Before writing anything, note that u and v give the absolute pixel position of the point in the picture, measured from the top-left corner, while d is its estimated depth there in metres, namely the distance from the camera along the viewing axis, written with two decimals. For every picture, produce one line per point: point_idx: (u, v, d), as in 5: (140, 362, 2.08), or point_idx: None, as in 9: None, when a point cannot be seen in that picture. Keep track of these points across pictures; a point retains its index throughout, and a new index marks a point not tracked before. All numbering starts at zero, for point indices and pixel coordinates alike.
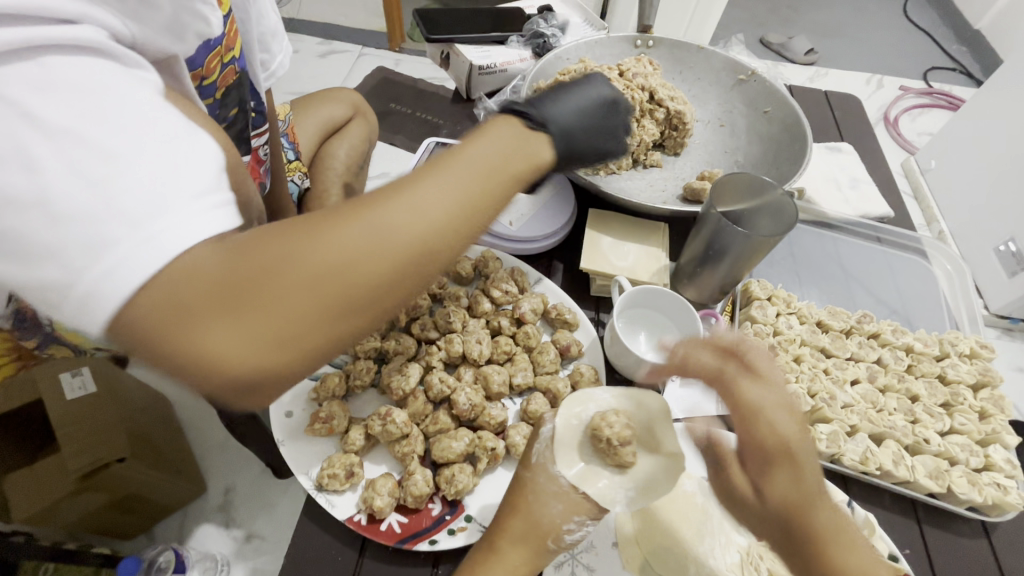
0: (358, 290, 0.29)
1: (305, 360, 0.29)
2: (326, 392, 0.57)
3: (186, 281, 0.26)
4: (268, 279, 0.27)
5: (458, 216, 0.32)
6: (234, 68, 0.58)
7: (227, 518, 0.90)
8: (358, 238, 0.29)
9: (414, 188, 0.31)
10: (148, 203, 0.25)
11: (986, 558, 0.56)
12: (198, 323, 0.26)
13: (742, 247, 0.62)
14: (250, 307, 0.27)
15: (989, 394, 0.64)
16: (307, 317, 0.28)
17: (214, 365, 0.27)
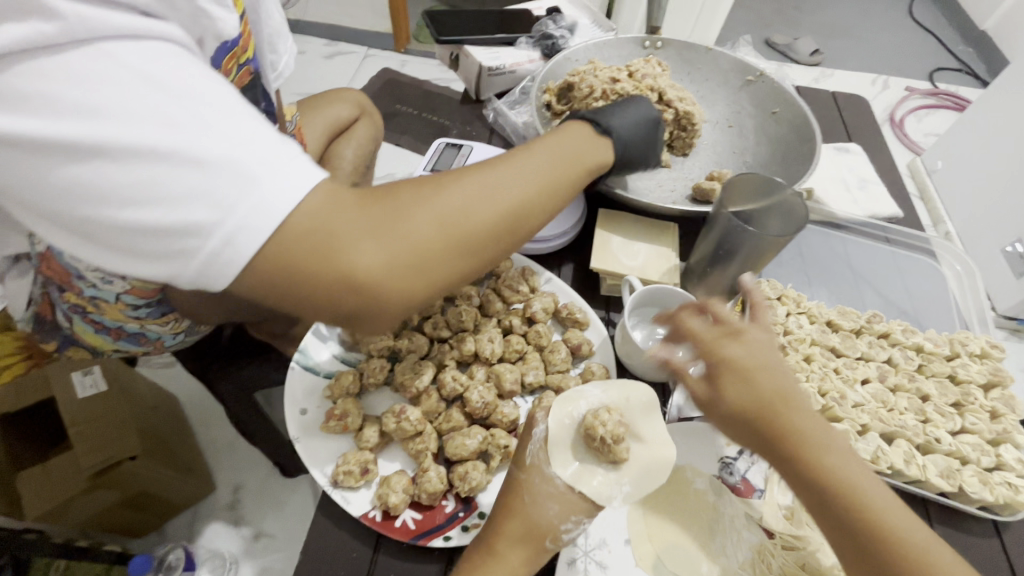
0: (466, 231, 0.42)
1: (423, 281, 0.41)
2: (341, 390, 0.58)
3: (354, 209, 0.39)
4: (408, 214, 0.40)
5: (528, 193, 0.45)
6: (249, 70, 0.60)
7: (235, 517, 0.91)
8: (466, 195, 0.43)
9: (498, 175, 0.45)
10: (264, 148, 0.36)
11: (997, 558, 0.56)
12: (359, 237, 0.38)
13: (752, 247, 0.62)
14: (394, 232, 0.39)
15: (1000, 394, 0.64)
16: (431, 244, 0.40)
17: (366, 272, 0.38)
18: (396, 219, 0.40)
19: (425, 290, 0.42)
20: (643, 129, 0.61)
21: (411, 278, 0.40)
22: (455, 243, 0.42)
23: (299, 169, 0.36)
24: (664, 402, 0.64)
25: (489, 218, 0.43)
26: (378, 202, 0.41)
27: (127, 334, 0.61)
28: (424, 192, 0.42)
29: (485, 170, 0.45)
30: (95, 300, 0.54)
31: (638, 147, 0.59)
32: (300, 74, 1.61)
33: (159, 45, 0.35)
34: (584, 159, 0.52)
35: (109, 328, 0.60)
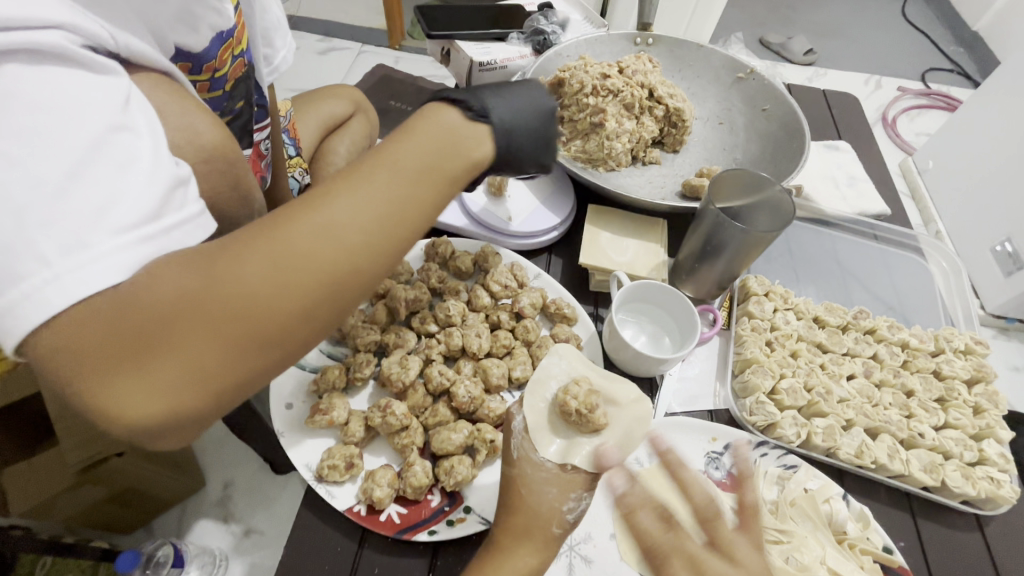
0: (259, 330, 0.30)
1: (230, 389, 0.31)
2: (327, 384, 0.58)
3: (88, 327, 0.27)
4: (183, 312, 0.29)
5: (374, 233, 0.33)
6: (243, 61, 0.57)
7: (226, 513, 0.91)
8: (257, 275, 0.30)
9: (327, 210, 0.32)
10: (73, 232, 0.26)
11: (978, 552, 0.57)
12: (98, 371, 0.28)
13: (739, 242, 0.63)
14: (148, 356, 0.28)
15: (983, 389, 0.65)
16: (204, 361, 0.29)
17: (132, 406, 0.28)
18: (149, 335, 0.28)
19: (233, 402, 0.32)
20: (539, 121, 0.44)
21: (195, 409, 0.30)
22: (245, 348, 0.30)
23: (96, 265, 0.27)
24: (651, 396, 0.64)
25: (301, 306, 0.31)
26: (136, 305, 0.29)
27: None
28: (200, 275, 0.29)
29: (296, 226, 0.32)
30: None
31: (526, 147, 0.42)
32: (294, 70, 1.60)
33: (28, 70, 0.27)
34: (460, 159, 0.38)
35: None
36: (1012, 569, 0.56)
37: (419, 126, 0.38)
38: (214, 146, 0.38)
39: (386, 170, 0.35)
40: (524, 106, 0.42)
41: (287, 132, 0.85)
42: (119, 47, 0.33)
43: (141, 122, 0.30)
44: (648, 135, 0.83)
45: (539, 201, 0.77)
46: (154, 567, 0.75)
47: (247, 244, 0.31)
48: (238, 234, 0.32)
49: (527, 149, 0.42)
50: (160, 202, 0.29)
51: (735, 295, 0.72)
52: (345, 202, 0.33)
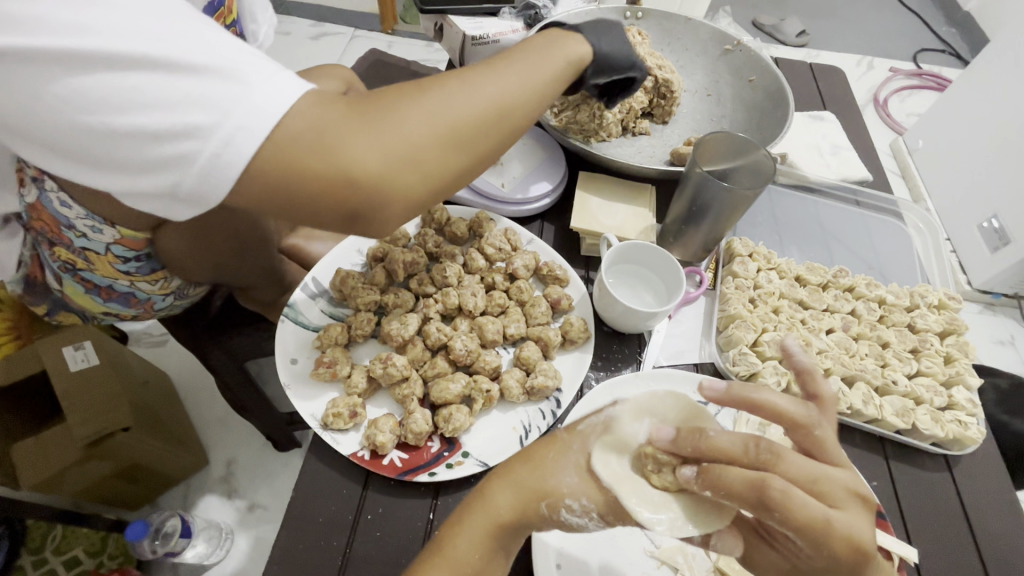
0: (450, 124, 0.42)
1: (420, 171, 0.42)
2: (330, 340, 0.61)
3: (337, 113, 0.40)
4: (399, 111, 0.41)
5: (522, 81, 0.46)
6: (235, 30, 0.63)
7: (228, 489, 0.95)
8: (447, 93, 0.43)
9: (491, 65, 0.46)
10: (250, 69, 0.38)
11: (946, 489, 0.60)
12: (348, 137, 0.39)
13: (723, 202, 0.65)
14: (369, 135, 0.40)
15: (955, 340, 0.69)
16: (415, 140, 0.41)
17: (355, 167, 0.39)
18: (379, 118, 0.41)
19: (416, 189, 0.43)
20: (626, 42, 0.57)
21: (402, 174, 0.41)
22: (440, 137, 0.42)
23: (295, 78, 0.39)
24: (639, 351, 0.67)
25: (472, 116, 0.43)
26: (360, 105, 0.42)
27: (117, 295, 0.63)
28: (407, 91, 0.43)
29: (466, 70, 0.45)
30: (85, 250, 0.54)
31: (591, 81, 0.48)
32: (288, 55, 1.60)
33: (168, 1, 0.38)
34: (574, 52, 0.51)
35: (99, 288, 0.61)
36: (977, 506, 0.59)
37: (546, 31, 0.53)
38: None
39: (522, 49, 0.49)
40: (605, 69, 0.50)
41: None
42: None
43: None
44: (637, 105, 0.86)
45: (532, 170, 0.80)
46: (163, 538, 0.78)
47: (435, 78, 0.44)
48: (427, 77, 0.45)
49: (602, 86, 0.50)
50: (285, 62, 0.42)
51: (721, 257, 0.75)
52: (504, 62, 0.47)
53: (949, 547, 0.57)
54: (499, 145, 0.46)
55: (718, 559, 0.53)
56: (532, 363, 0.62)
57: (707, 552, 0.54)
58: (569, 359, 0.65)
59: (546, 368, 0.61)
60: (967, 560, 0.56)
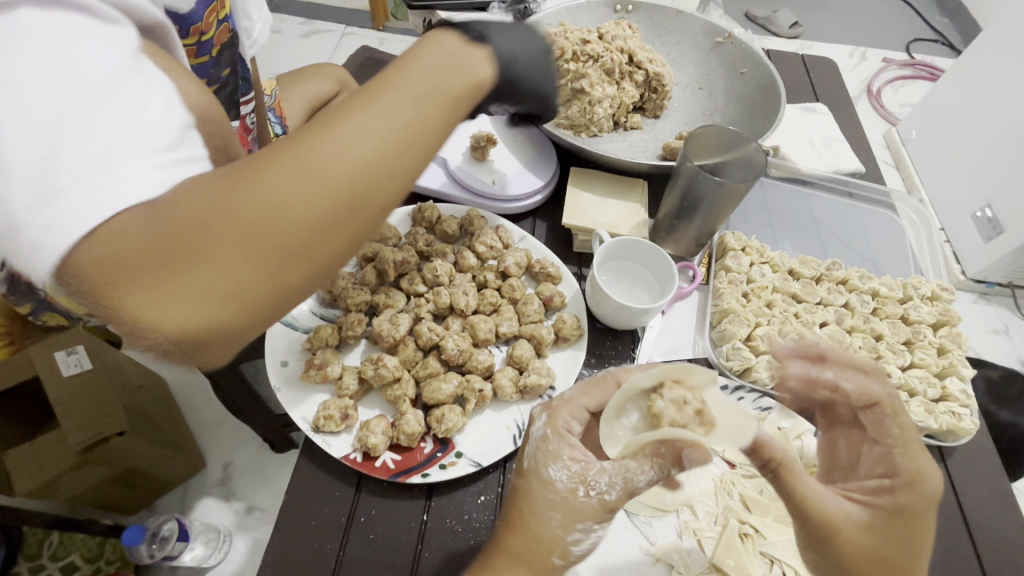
0: (289, 239, 0.30)
1: (255, 308, 0.30)
2: (320, 342, 0.60)
3: (122, 237, 0.28)
4: (203, 228, 0.28)
5: (392, 146, 0.33)
6: (228, 27, 0.60)
7: (227, 492, 0.92)
8: (279, 186, 0.30)
9: (345, 122, 0.32)
10: (100, 151, 0.27)
11: (941, 481, 0.60)
12: (138, 278, 0.28)
13: (715, 196, 0.65)
14: (164, 275, 0.28)
15: (948, 331, 0.69)
16: (239, 270, 0.29)
17: (150, 324, 0.28)
18: (182, 242, 0.28)
19: (258, 326, 0.32)
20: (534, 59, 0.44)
21: (227, 318, 0.30)
22: (278, 258, 0.30)
23: (129, 184, 0.27)
24: (632, 347, 0.67)
25: (321, 218, 0.30)
26: (145, 218, 0.28)
27: None
28: (222, 188, 0.29)
29: (313, 138, 0.31)
30: None
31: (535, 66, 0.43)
32: (278, 53, 1.59)
33: (44, 13, 0.28)
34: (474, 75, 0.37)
35: None
36: (971, 496, 0.60)
37: (431, 41, 0.37)
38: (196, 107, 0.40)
39: (400, 83, 0.34)
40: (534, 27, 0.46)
41: (273, 111, 0.85)
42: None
43: (152, 67, 0.31)
44: (628, 99, 0.85)
45: (523, 166, 0.79)
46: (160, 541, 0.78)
47: (269, 156, 0.31)
48: (256, 150, 0.32)
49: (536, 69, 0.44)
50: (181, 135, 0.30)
51: (714, 252, 0.75)
52: (363, 116, 0.32)
53: (944, 539, 0.57)
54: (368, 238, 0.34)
55: (713, 555, 0.53)
56: (525, 362, 0.62)
57: (702, 549, 0.53)
58: (562, 357, 0.65)
59: (539, 366, 0.61)
60: (962, 550, 0.56)
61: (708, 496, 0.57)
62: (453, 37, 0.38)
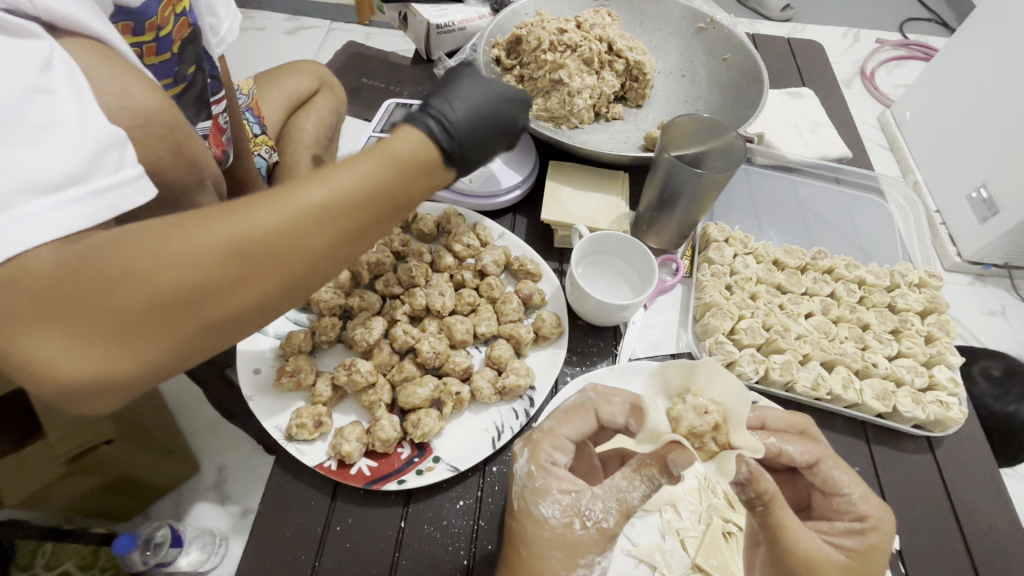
0: (201, 310, 0.30)
1: (160, 367, 0.31)
2: (293, 348, 0.59)
3: (33, 282, 0.28)
4: (114, 290, 0.29)
5: (323, 234, 0.33)
6: (188, 21, 0.58)
7: (221, 496, 0.77)
8: (205, 254, 0.30)
9: (285, 201, 0.33)
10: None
11: (929, 471, 0.59)
12: (36, 325, 0.28)
13: (694, 187, 0.63)
14: (69, 327, 0.28)
15: (936, 318, 0.67)
16: (147, 332, 0.30)
17: (48, 368, 0.29)
18: (88, 296, 0.28)
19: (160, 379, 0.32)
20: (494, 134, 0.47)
21: (131, 375, 0.30)
22: (189, 326, 0.31)
23: (29, 222, 0.28)
24: (614, 343, 0.66)
25: (237, 295, 0.31)
26: (61, 265, 0.29)
27: None
28: (142, 247, 0.30)
29: (244, 217, 0.32)
30: None
31: (474, 142, 0.44)
32: (260, 51, 1.56)
33: None
34: (421, 176, 0.38)
35: None
36: (962, 487, 0.58)
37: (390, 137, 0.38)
38: (148, 112, 0.38)
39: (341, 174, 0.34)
40: (478, 104, 0.46)
41: (250, 111, 0.84)
42: (37, 10, 0.32)
43: (65, 83, 0.31)
44: (609, 90, 0.83)
45: (501, 161, 0.77)
46: (155, 549, 0.66)
47: (201, 220, 0.31)
48: (191, 211, 0.32)
49: (475, 143, 0.44)
50: (87, 164, 0.30)
51: (697, 243, 0.74)
52: (303, 200, 0.33)
53: (932, 532, 0.56)
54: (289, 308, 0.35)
55: (696, 555, 0.52)
56: (503, 362, 0.60)
57: (685, 549, 0.53)
58: (542, 356, 0.63)
59: (517, 366, 0.59)
60: (950, 542, 0.55)
61: (691, 495, 0.56)
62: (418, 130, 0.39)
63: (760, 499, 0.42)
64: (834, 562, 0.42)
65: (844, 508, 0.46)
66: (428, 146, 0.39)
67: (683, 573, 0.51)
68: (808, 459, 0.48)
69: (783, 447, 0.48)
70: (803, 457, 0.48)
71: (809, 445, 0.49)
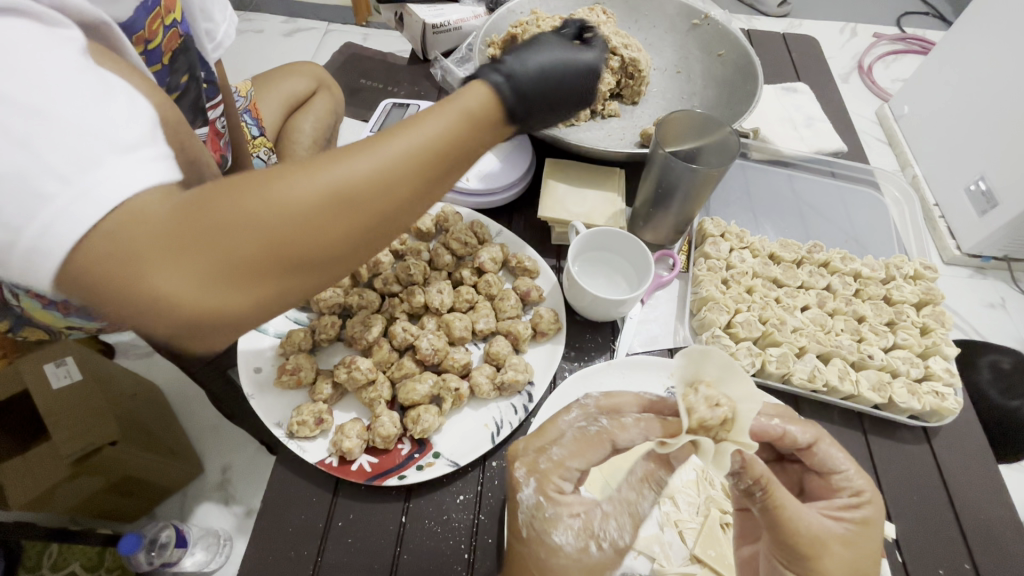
0: (307, 251, 0.32)
1: (272, 303, 0.33)
2: (292, 346, 0.60)
3: (140, 224, 0.28)
4: (231, 230, 0.30)
5: (424, 181, 0.35)
6: (177, 32, 0.58)
7: (225, 496, 0.83)
8: (317, 198, 0.32)
9: (385, 148, 0.34)
10: (85, 150, 0.27)
11: (926, 461, 0.60)
12: (150, 268, 0.29)
13: (689, 182, 0.63)
14: (191, 267, 0.29)
15: (931, 310, 0.68)
16: (264, 269, 0.31)
17: (168, 307, 0.29)
18: (208, 237, 0.29)
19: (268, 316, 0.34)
20: (553, 91, 0.44)
21: (247, 311, 0.32)
22: (301, 266, 0.32)
23: (126, 169, 0.28)
24: (612, 338, 0.66)
25: (344, 237, 0.33)
26: (177, 210, 0.29)
27: (76, 308, 0.62)
28: (255, 193, 0.31)
29: (349, 162, 0.33)
30: None
31: (535, 92, 0.42)
32: (259, 54, 1.57)
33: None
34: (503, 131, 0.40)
35: (55, 302, 0.60)
36: (959, 477, 0.59)
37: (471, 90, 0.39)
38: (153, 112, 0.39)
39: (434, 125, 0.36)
40: (550, 64, 0.45)
41: (248, 113, 0.84)
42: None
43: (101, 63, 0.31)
44: (604, 87, 0.83)
45: (498, 160, 0.77)
46: (159, 549, 0.68)
47: (305, 167, 0.32)
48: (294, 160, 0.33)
49: (536, 94, 0.42)
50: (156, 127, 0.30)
51: (693, 239, 0.74)
52: (404, 146, 0.34)
53: (930, 522, 0.56)
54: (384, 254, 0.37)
55: (694, 546, 0.52)
56: (502, 358, 0.61)
57: (683, 540, 0.53)
58: (541, 351, 0.64)
59: (516, 362, 0.60)
60: (947, 531, 0.56)
61: (690, 487, 0.56)
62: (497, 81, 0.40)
63: (757, 484, 0.42)
64: (839, 555, 0.42)
65: (841, 484, 0.47)
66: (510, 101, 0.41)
67: (682, 564, 0.52)
68: (808, 438, 0.48)
69: (786, 427, 0.48)
70: (803, 436, 0.48)
71: (808, 425, 0.49)
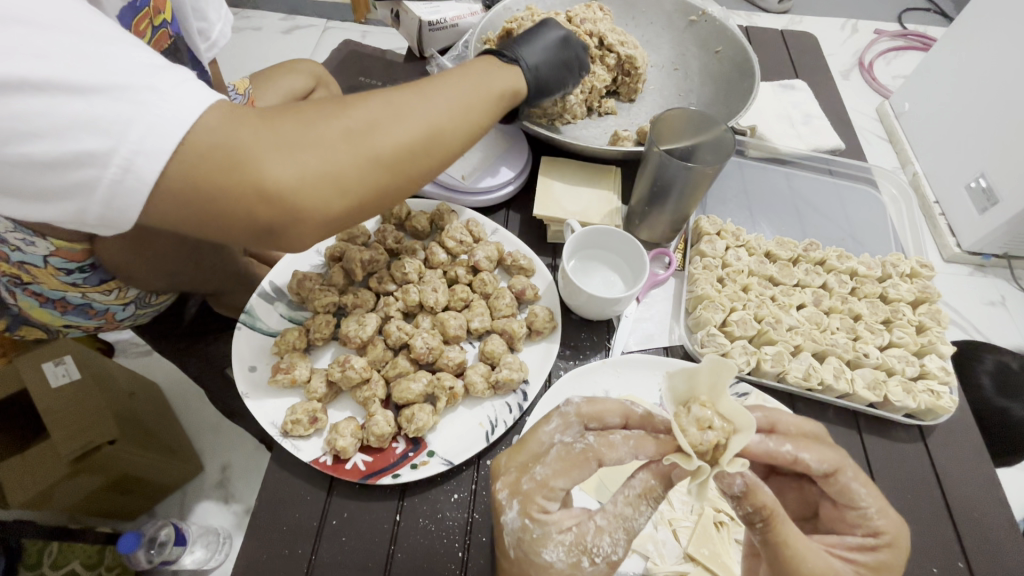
0: (374, 149, 0.43)
1: (347, 190, 0.43)
2: (287, 345, 0.60)
3: (251, 122, 0.40)
4: (318, 130, 0.42)
5: (450, 108, 0.48)
6: (167, 33, 0.60)
7: (225, 494, 0.92)
8: (376, 112, 0.44)
9: (419, 88, 0.47)
10: (162, 92, 0.36)
11: (922, 460, 0.60)
12: (262, 153, 0.39)
13: (685, 179, 0.63)
14: (291, 152, 0.40)
15: (928, 308, 0.68)
16: (343, 159, 0.42)
17: (276, 181, 0.39)
18: (302, 135, 0.41)
19: (341, 206, 0.43)
20: (557, 64, 0.64)
21: (329, 192, 0.42)
22: (370, 161, 0.43)
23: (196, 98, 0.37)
24: (608, 337, 0.66)
25: (397, 141, 0.44)
26: (274, 117, 0.41)
27: (73, 306, 0.62)
28: (331, 109, 0.43)
29: (394, 94, 0.46)
30: (22, 264, 0.53)
31: (554, 80, 0.63)
32: (257, 52, 1.57)
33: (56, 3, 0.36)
34: (502, 85, 0.54)
35: (52, 300, 0.60)
36: (955, 477, 0.59)
37: (470, 64, 0.55)
38: None
39: (450, 78, 0.50)
40: (553, 44, 0.64)
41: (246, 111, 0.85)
42: None
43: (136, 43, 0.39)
44: (602, 84, 0.83)
45: (492, 157, 0.77)
46: (157, 548, 0.68)
47: (363, 97, 0.45)
48: (353, 95, 0.45)
49: (554, 80, 0.63)
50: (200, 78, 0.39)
51: (689, 237, 0.74)
52: (431, 86, 0.48)
53: (926, 523, 0.56)
54: (426, 170, 0.48)
55: (688, 544, 0.52)
56: (496, 357, 0.61)
57: (677, 539, 0.53)
58: (536, 349, 0.64)
59: (510, 361, 0.60)
60: (943, 532, 0.55)
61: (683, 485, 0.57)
62: (490, 61, 0.57)
63: (758, 514, 0.42)
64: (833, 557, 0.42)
65: (860, 522, 0.45)
66: (498, 71, 0.56)
67: (675, 563, 0.52)
68: (827, 468, 0.45)
69: (798, 456, 0.45)
70: (820, 465, 0.45)
71: (828, 453, 0.46)
